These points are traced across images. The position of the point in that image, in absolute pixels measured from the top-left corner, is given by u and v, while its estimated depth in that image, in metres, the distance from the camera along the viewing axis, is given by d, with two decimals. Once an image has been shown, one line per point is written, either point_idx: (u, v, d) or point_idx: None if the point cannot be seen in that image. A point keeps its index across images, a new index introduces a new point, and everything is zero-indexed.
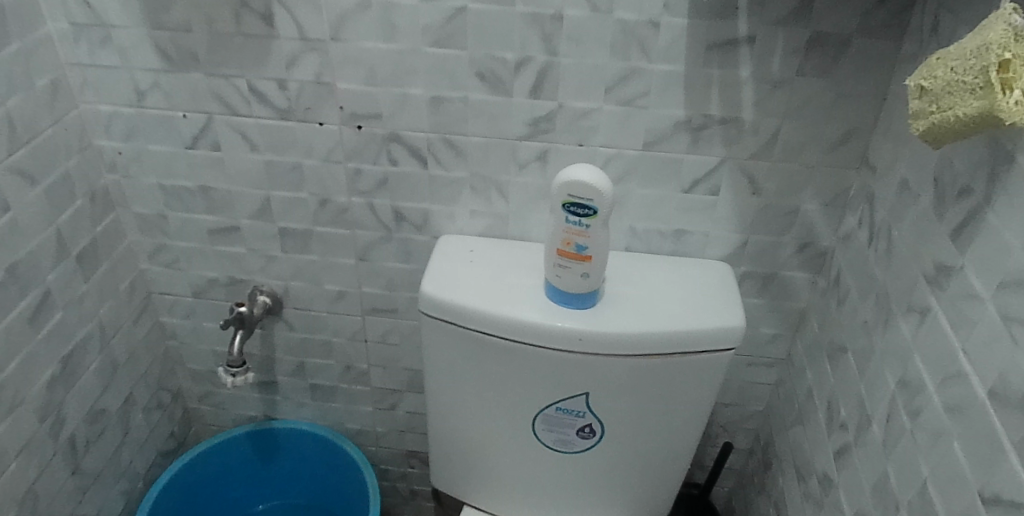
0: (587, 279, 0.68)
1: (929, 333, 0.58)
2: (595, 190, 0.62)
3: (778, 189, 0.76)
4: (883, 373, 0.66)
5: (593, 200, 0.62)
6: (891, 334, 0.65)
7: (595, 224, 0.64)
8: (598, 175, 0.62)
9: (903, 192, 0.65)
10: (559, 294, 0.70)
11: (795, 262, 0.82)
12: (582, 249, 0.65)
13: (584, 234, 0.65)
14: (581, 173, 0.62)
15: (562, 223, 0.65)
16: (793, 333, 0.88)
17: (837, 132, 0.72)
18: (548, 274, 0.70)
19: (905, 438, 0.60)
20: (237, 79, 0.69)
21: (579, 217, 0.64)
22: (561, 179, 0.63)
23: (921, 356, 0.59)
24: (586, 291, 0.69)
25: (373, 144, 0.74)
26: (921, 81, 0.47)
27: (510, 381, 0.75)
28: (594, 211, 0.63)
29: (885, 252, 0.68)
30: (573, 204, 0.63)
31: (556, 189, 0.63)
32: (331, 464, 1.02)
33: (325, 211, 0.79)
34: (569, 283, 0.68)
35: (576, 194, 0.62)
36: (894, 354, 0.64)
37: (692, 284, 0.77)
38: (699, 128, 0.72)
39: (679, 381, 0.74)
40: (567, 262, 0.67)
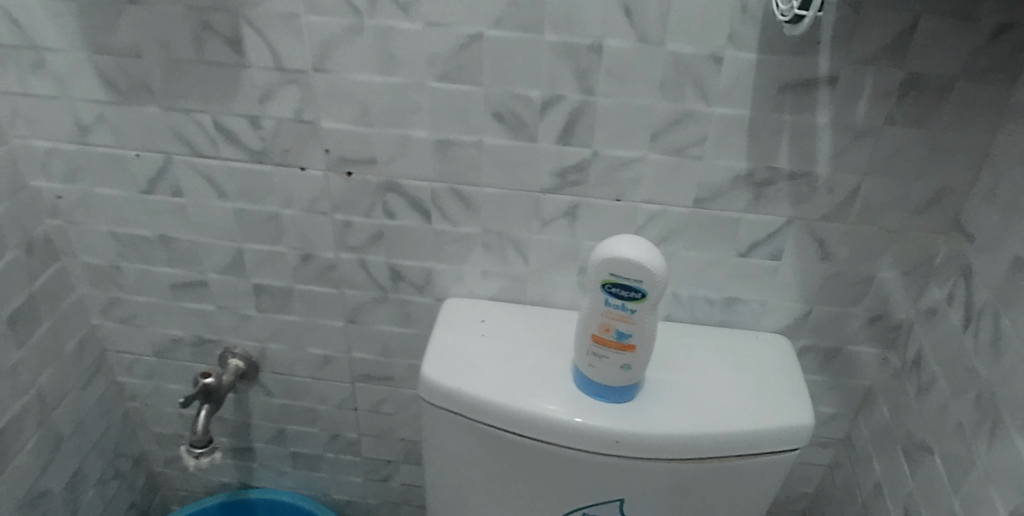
0: (629, 371, 0.56)
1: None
2: (645, 270, 0.50)
3: (852, 254, 0.64)
4: (986, 497, 0.53)
5: (642, 281, 0.50)
6: (999, 451, 0.52)
7: (642, 309, 0.52)
8: (648, 252, 0.50)
9: (1018, 273, 0.52)
10: (591, 384, 0.58)
11: (864, 335, 0.70)
12: (625, 336, 0.53)
13: (628, 320, 0.53)
14: (628, 249, 0.50)
15: (601, 306, 0.53)
16: (855, 411, 0.76)
17: (930, 190, 0.59)
18: (579, 361, 0.57)
19: None
20: (200, 114, 0.57)
21: (623, 300, 0.52)
22: (602, 255, 0.51)
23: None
24: (624, 385, 0.57)
25: (366, 193, 0.61)
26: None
27: (526, 482, 0.63)
28: (642, 294, 0.51)
29: (990, 344, 0.54)
30: (616, 285, 0.51)
31: (595, 266, 0.51)
32: None
33: (307, 268, 0.66)
34: (605, 374, 0.56)
35: (621, 274, 0.51)
36: (1005, 476, 0.51)
37: (746, 367, 0.64)
38: (763, 183, 0.59)
39: (732, 486, 0.62)
40: (605, 351, 0.55)
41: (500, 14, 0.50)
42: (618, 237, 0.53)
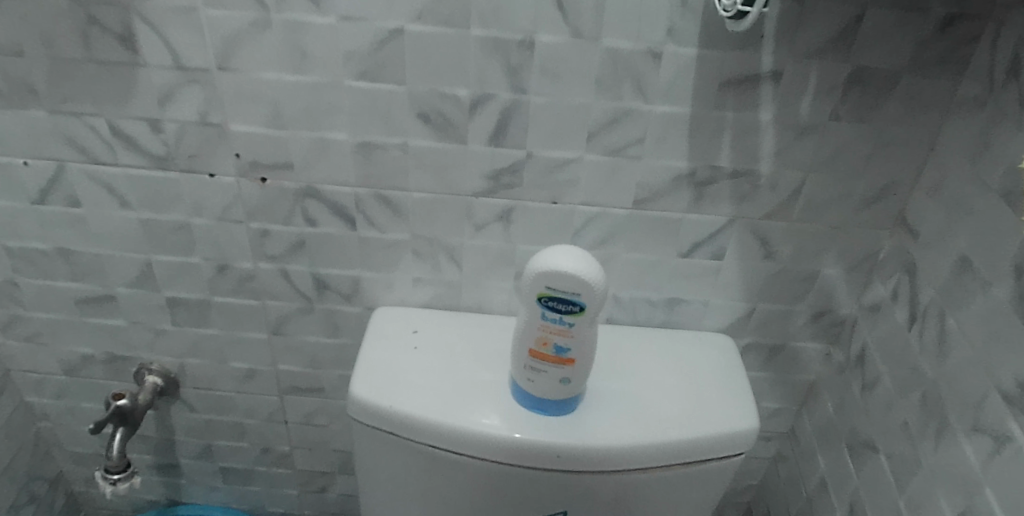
0: (568, 384, 0.53)
1: (1009, 468, 0.45)
2: (583, 282, 0.48)
3: (795, 252, 0.63)
4: (932, 498, 0.52)
5: (580, 294, 0.48)
6: (945, 452, 0.51)
7: (580, 323, 0.49)
8: (585, 265, 0.48)
9: (961, 272, 0.51)
10: (530, 398, 0.55)
11: (808, 332, 0.69)
12: (564, 350, 0.51)
13: (567, 334, 0.50)
14: (564, 261, 0.48)
15: (538, 320, 0.50)
16: (800, 406, 0.76)
17: (872, 188, 0.58)
18: (516, 375, 0.55)
19: None
20: (94, 118, 0.51)
21: (560, 313, 0.49)
22: (538, 267, 0.48)
23: (995, 492, 0.46)
24: (564, 398, 0.55)
25: (284, 199, 0.56)
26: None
27: (464, 501, 0.60)
28: (581, 308, 0.49)
29: (934, 345, 0.54)
30: (553, 298, 0.49)
31: (530, 279, 0.49)
32: None
33: (224, 279, 0.62)
34: (544, 388, 0.54)
35: (557, 287, 0.48)
36: (950, 477, 0.51)
37: (689, 371, 0.63)
38: (704, 183, 0.57)
39: (676, 494, 0.60)
40: (543, 365, 0.52)
41: (421, 7, 0.46)
42: (554, 247, 0.50)
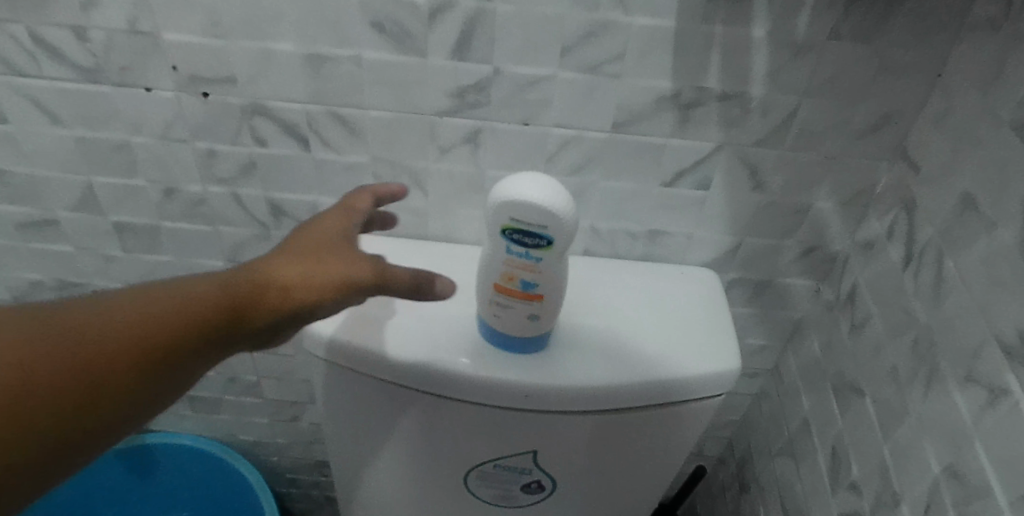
0: (537, 321, 0.50)
1: (1002, 423, 0.42)
2: (549, 214, 0.43)
3: (786, 184, 0.58)
4: (918, 447, 0.50)
5: (548, 228, 0.44)
6: (933, 400, 0.49)
7: (548, 258, 0.46)
8: (554, 194, 0.44)
9: (965, 210, 0.47)
10: (496, 334, 0.53)
11: (796, 268, 0.66)
12: (531, 287, 0.48)
13: (534, 270, 0.47)
14: (530, 190, 0.43)
15: (503, 254, 0.47)
16: (784, 343, 0.73)
17: (875, 114, 0.53)
18: (482, 311, 0.52)
19: None
20: (10, 24, 0.46)
21: (526, 248, 0.45)
22: (501, 197, 0.44)
23: (986, 448, 0.43)
24: (532, 335, 0.52)
25: (230, 117, 0.52)
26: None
27: (431, 439, 0.58)
28: (548, 242, 0.45)
29: (930, 286, 0.50)
30: (517, 231, 0.45)
31: (493, 209, 0.44)
32: (224, 484, 0.85)
33: (172, 204, 0.59)
34: (510, 325, 0.51)
35: (522, 220, 0.44)
36: (937, 426, 0.48)
37: (670, 306, 0.60)
38: (690, 105, 0.52)
39: (651, 435, 0.58)
40: (509, 302, 0.49)
41: None
42: (520, 174, 0.46)
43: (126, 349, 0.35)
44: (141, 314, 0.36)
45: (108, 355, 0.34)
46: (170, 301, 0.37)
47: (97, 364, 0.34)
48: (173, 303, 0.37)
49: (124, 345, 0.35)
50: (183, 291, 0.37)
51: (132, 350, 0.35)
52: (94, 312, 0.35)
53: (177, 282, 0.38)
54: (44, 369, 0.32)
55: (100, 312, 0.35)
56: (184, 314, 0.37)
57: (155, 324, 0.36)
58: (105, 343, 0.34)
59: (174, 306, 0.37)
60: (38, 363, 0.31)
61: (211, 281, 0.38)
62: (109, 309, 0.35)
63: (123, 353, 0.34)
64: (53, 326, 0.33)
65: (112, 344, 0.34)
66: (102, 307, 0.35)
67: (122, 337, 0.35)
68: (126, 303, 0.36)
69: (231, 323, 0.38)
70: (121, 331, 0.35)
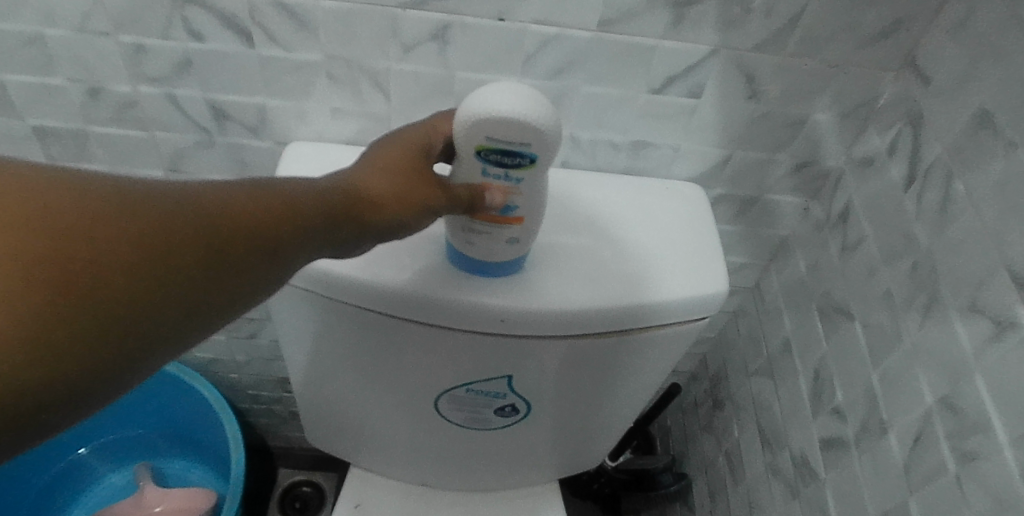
0: (516, 245, 0.46)
1: (1008, 358, 0.40)
2: (532, 130, 0.38)
3: (784, 93, 0.54)
4: (908, 375, 0.48)
5: (530, 146, 0.39)
6: (930, 329, 0.47)
7: (530, 178, 0.41)
8: (536, 106, 0.38)
9: (982, 127, 0.44)
10: (467, 260, 0.49)
11: (785, 185, 0.62)
12: (511, 210, 0.43)
13: (515, 192, 0.42)
14: (508, 103, 0.37)
15: (477, 176, 0.41)
16: (765, 261, 0.71)
17: (891, 18, 0.48)
18: (453, 238, 0.47)
19: (943, 480, 0.44)
20: None
21: (505, 169, 0.40)
22: (474, 113, 0.38)
23: (987, 382, 0.41)
24: (511, 260, 0.48)
25: (157, 6, 0.45)
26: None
27: (400, 363, 0.56)
28: (531, 161, 0.39)
29: (935, 210, 0.48)
30: (494, 151, 0.39)
31: (465, 127, 0.39)
32: (184, 403, 0.83)
33: (100, 106, 0.52)
34: (487, 252, 0.46)
35: (500, 137, 0.38)
36: (932, 356, 0.46)
37: (656, 224, 0.56)
38: (687, 2, 0.46)
39: (632, 360, 0.56)
40: (486, 228, 0.44)
41: None
42: (492, 85, 0.40)
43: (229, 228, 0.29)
44: (253, 198, 0.31)
45: (209, 230, 0.29)
46: (283, 191, 0.32)
47: (202, 235, 0.28)
48: (287, 193, 0.33)
49: (230, 222, 0.29)
50: (292, 186, 0.33)
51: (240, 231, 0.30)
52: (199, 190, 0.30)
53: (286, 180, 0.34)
54: (160, 230, 0.27)
55: (208, 190, 0.30)
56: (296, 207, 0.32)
57: (266, 209, 0.31)
58: (212, 217, 0.29)
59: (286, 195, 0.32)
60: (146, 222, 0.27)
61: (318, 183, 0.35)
62: (216, 190, 0.31)
63: (228, 230, 0.29)
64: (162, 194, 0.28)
65: (215, 219, 0.29)
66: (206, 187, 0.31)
67: (228, 212, 0.30)
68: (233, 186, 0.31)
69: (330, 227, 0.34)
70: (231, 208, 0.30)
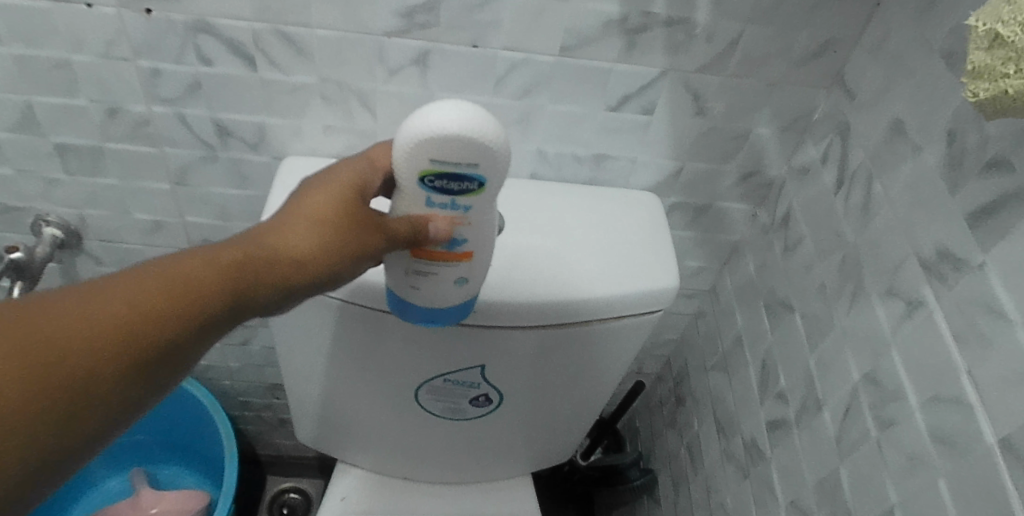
0: (465, 284, 0.46)
1: (916, 331, 0.46)
2: (479, 152, 0.38)
3: (727, 109, 0.60)
4: (841, 357, 0.54)
5: (479, 169, 0.39)
6: (856, 313, 0.53)
7: (478, 204, 0.41)
8: (483, 124, 0.38)
9: (893, 135, 0.51)
10: (412, 312, 0.48)
11: (734, 193, 0.69)
12: (459, 244, 0.43)
13: (463, 222, 0.42)
14: (453, 122, 0.37)
15: (420, 209, 0.41)
16: (721, 265, 0.77)
17: (814, 42, 0.55)
18: (396, 285, 0.46)
19: (867, 447, 0.50)
20: None
21: (452, 195, 0.40)
22: (419, 134, 0.38)
23: (902, 354, 0.47)
24: (458, 303, 0.47)
25: (173, 34, 0.52)
26: (997, 25, 0.28)
27: (383, 354, 0.60)
28: (480, 185, 0.40)
29: (859, 207, 0.54)
30: (440, 177, 0.39)
31: (410, 153, 0.38)
32: (177, 409, 0.86)
33: (115, 125, 0.58)
34: (433, 296, 0.46)
35: (445, 162, 0.38)
36: (858, 337, 0.52)
37: (613, 227, 0.62)
38: (637, 31, 0.54)
39: (594, 350, 0.62)
40: (434, 267, 0.44)
41: None
42: (436, 102, 0.39)
43: (144, 322, 0.33)
44: (163, 281, 0.35)
45: (122, 328, 0.33)
46: (193, 269, 0.35)
47: (115, 337, 0.32)
48: (199, 269, 0.36)
49: (140, 316, 0.33)
50: (205, 257, 0.36)
51: (151, 321, 0.33)
52: (112, 284, 0.34)
53: (204, 247, 0.37)
54: (75, 336, 0.31)
55: (120, 283, 0.34)
56: (207, 284, 0.35)
57: (177, 292, 0.35)
58: (140, 302, 0.34)
59: (197, 274, 0.35)
60: (62, 336, 0.31)
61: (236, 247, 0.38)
62: (126, 281, 0.34)
63: (140, 323, 0.33)
64: (78, 299, 0.33)
65: (127, 317, 0.33)
66: (120, 277, 0.35)
67: (139, 306, 0.33)
68: (145, 271, 0.35)
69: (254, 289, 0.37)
70: (139, 301, 0.34)
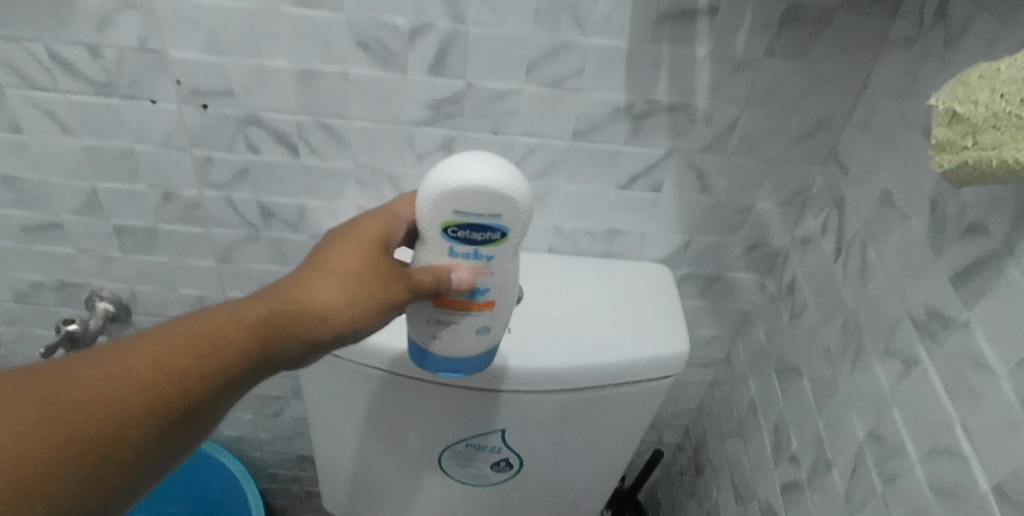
0: (486, 334, 0.51)
1: (914, 389, 0.49)
2: (502, 203, 0.43)
3: (730, 186, 0.65)
4: (848, 416, 0.57)
5: (501, 219, 0.43)
6: (859, 374, 0.56)
7: (499, 254, 0.46)
8: (501, 173, 0.43)
9: (884, 206, 0.55)
10: (438, 362, 0.52)
11: (742, 263, 0.73)
12: (481, 294, 0.47)
13: (485, 272, 0.46)
14: (474, 173, 0.42)
15: (444, 258, 0.46)
16: (733, 333, 0.80)
17: (805, 124, 0.60)
18: (423, 337, 0.51)
19: (874, 502, 0.52)
20: (30, 42, 0.52)
21: (476, 245, 0.45)
22: (442, 186, 0.43)
23: (901, 412, 0.50)
24: (480, 352, 0.52)
25: (226, 127, 0.58)
26: (954, 104, 0.33)
27: (414, 415, 0.66)
28: (502, 234, 0.44)
29: (857, 273, 0.58)
30: (465, 227, 0.44)
31: (439, 205, 0.43)
32: (208, 477, 0.88)
33: (170, 208, 0.64)
34: (456, 345, 0.51)
35: (471, 213, 0.43)
36: (863, 398, 0.55)
37: (624, 298, 0.67)
38: (642, 116, 0.59)
39: (608, 415, 0.67)
40: (458, 317, 0.48)
41: None
42: (462, 157, 0.44)
43: (169, 379, 0.39)
44: (192, 338, 0.40)
45: (153, 383, 0.38)
46: (217, 327, 0.41)
47: (147, 392, 0.38)
48: (223, 326, 0.41)
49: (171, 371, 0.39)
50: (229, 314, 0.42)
51: (179, 376, 0.39)
52: (147, 339, 0.40)
53: (230, 302, 0.43)
54: (136, 381, 0.38)
55: (163, 337, 0.40)
56: (230, 340, 0.41)
57: (203, 349, 0.40)
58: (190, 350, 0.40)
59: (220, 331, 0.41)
60: (111, 390, 0.37)
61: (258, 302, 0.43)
62: (160, 336, 0.40)
63: (169, 378, 0.39)
64: (117, 352, 0.39)
65: (154, 375, 0.38)
66: (156, 333, 0.40)
67: (169, 362, 0.39)
68: (176, 327, 0.41)
69: (272, 344, 0.43)
70: (170, 357, 0.39)
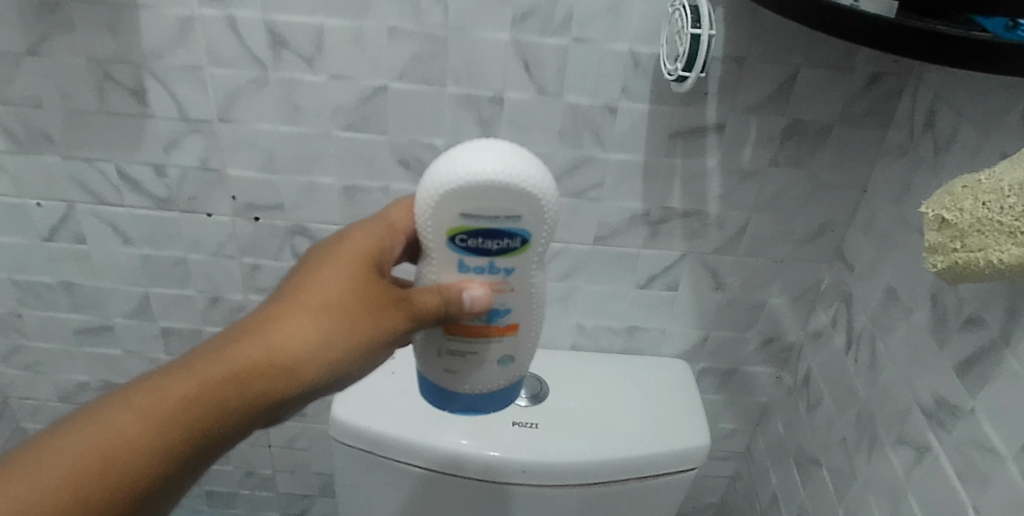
0: (510, 364, 0.45)
1: (928, 476, 0.51)
2: (518, 200, 0.38)
3: (742, 284, 0.69)
4: (867, 505, 0.59)
5: (519, 221, 0.38)
6: (876, 465, 0.58)
7: (519, 266, 0.40)
8: (515, 163, 0.38)
9: (889, 301, 0.58)
10: (460, 403, 0.46)
11: (758, 357, 0.75)
12: (501, 315, 0.42)
13: (503, 288, 0.41)
14: (485, 166, 0.37)
15: (455, 275, 0.40)
16: (754, 427, 0.81)
17: (810, 226, 0.65)
18: (441, 374, 0.45)
19: None
20: (103, 163, 0.58)
21: (491, 255, 0.40)
22: (447, 184, 0.38)
23: (917, 499, 0.52)
24: (505, 385, 0.46)
25: (274, 237, 0.63)
26: (941, 211, 0.36)
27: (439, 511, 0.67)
28: (523, 241, 0.39)
29: (868, 367, 0.60)
30: (477, 233, 0.39)
31: (445, 206, 0.38)
32: None
33: (216, 310, 0.68)
34: (479, 380, 0.45)
35: (483, 215, 0.38)
36: (880, 489, 0.57)
37: (643, 393, 0.70)
38: (658, 221, 0.64)
39: (633, 508, 0.68)
40: (477, 344, 0.43)
41: (403, 68, 0.53)
42: (471, 147, 0.39)
43: (121, 455, 0.33)
44: (120, 429, 0.33)
45: None
46: (137, 420, 0.34)
47: None
48: (140, 420, 0.34)
49: (90, 484, 0.32)
50: (148, 399, 0.34)
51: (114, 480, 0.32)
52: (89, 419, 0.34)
53: (151, 377, 0.36)
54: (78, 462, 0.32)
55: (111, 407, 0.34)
56: (168, 427, 0.34)
57: (110, 460, 0.33)
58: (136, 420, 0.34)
59: (162, 409, 0.34)
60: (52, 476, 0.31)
61: (204, 366, 0.36)
62: (74, 436, 0.33)
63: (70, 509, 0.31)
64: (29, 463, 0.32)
65: (103, 451, 0.33)
66: (88, 417, 0.34)
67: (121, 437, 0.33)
68: (101, 416, 0.34)
69: (222, 419, 0.36)
70: (94, 462, 0.32)
